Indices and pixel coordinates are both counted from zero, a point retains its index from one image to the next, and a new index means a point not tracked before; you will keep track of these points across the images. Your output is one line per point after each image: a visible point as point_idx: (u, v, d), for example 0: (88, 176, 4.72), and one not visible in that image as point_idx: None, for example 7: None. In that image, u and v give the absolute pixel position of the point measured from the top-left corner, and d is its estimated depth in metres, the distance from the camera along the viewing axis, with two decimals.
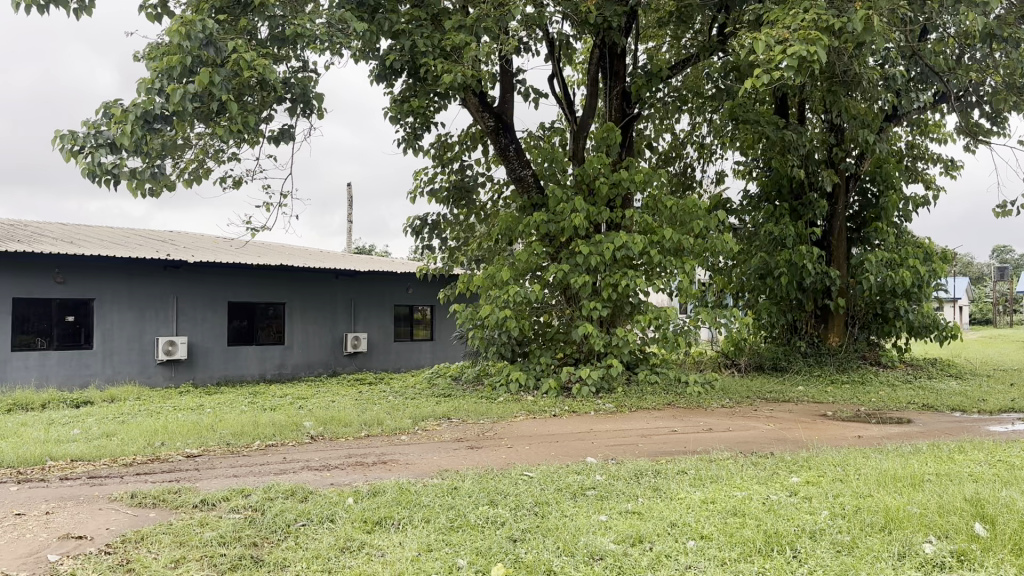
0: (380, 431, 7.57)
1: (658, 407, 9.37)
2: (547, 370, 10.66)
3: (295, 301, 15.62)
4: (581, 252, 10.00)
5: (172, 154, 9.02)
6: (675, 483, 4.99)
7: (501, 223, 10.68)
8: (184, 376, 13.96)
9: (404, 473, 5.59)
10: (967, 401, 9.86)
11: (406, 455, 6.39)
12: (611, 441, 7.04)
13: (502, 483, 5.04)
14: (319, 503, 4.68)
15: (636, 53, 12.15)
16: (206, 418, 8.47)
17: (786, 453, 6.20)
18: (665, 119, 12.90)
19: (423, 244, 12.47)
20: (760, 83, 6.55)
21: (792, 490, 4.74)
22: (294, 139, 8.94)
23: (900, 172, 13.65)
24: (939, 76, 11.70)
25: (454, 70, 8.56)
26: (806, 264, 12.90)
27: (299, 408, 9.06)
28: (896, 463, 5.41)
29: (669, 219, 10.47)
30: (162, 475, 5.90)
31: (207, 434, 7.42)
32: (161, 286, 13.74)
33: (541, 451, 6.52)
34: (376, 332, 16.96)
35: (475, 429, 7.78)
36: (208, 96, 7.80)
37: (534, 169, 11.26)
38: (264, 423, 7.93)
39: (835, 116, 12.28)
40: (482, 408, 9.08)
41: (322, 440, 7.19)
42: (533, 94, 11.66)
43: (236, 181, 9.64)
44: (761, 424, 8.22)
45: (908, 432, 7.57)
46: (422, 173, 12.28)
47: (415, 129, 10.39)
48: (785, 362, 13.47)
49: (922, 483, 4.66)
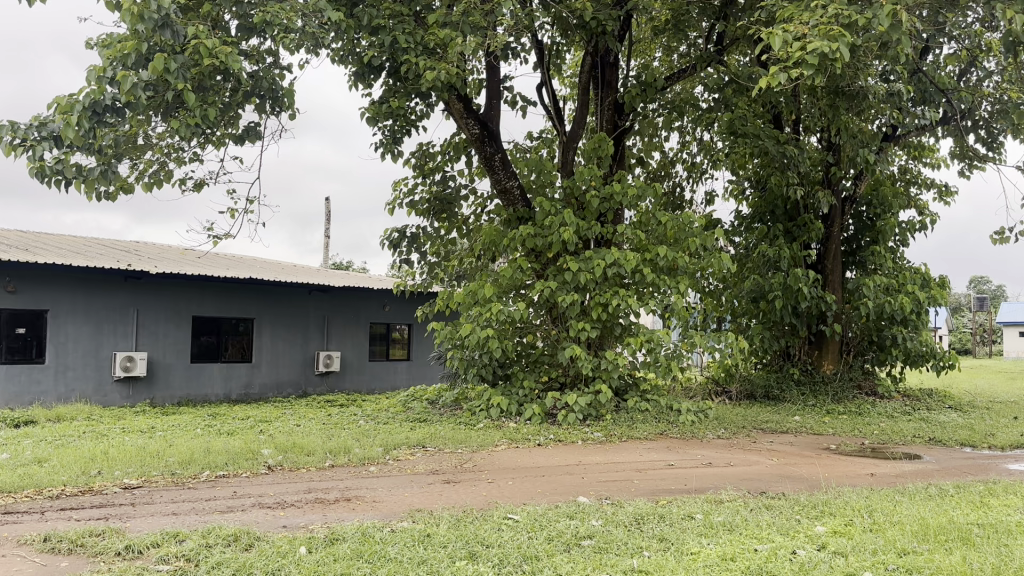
0: (346, 460, 6.82)
1: (651, 438, 8.68)
2: (531, 395, 9.94)
3: (265, 316, 14.82)
4: (570, 268, 9.37)
5: (128, 154, 8.30)
6: (684, 533, 4.31)
7: (485, 236, 10.02)
8: (143, 395, 13.09)
9: (369, 515, 4.86)
10: (975, 435, 9.25)
11: (374, 490, 5.65)
12: (603, 476, 6.35)
13: (483, 530, 4.33)
14: (265, 554, 3.94)
15: (629, 63, 11.61)
16: (154, 443, 7.67)
17: (800, 494, 5.54)
18: (657, 135, 12.34)
19: (401, 258, 11.75)
20: (775, 83, 5.97)
21: (820, 543, 4.08)
22: (261, 138, 8.24)
23: (897, 195, 13.18)
24: (944, 94, 11.02)
25: (437, 67, 7.94)
26: (801, 288, 12.29)
27: (259, 433, 8.27)
28: (931, 510, 4.77)
29: (662, 237, 9.86)
30: (90, 512, 5.11)
31: (150, 462, 6.63)
32: (122, 297, 12.91)
33: (526, 487, 5.82)
34: (350, 351, 16.18)
35: (452, 460, 7.05)
36: (163, 86, 7.09)
37: (521, 180, 10.60)
38: (218, 449, 7.14)
39: (834, 133, 11.77)
40: (461, 435, 8.34)
41: (280, 471, 6.44)
42: (521, 102, 11.05)
43: (199, 184, 8.91)
44: (764, 458, 7.55)
45: (925, 470, 6.92)
46: (401, 184, 11.59)
47: (395, 134, 9.69)
48: (777, 390, 12.87)
49: (971, 538, 4.02)
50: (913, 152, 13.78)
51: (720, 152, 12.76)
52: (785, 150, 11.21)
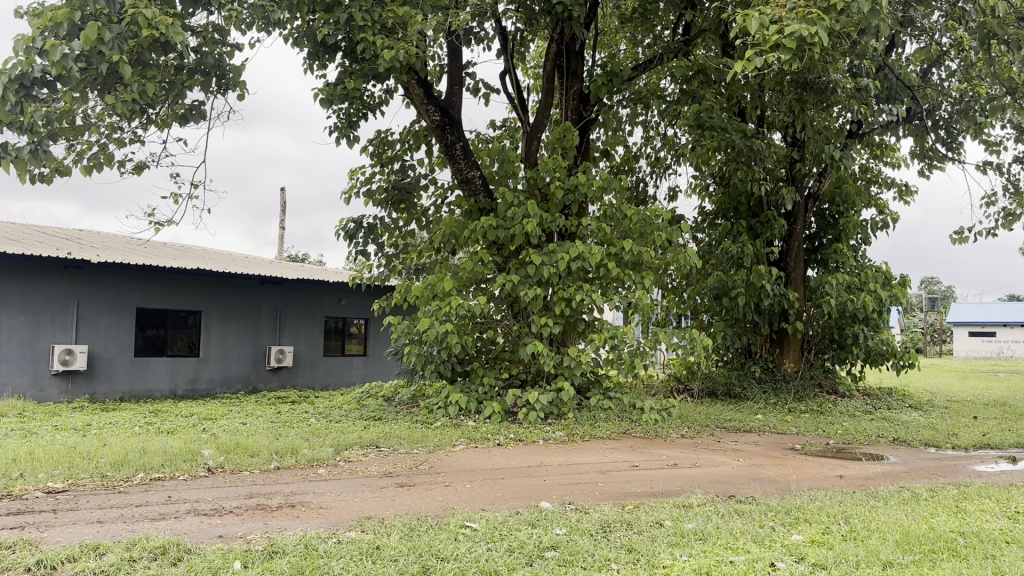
0: (293, 462, 6.42)
1: (613, 437, 8.41)
2: (490, 392, 9.59)
3: (214, 309, 14.23)
4: (533, 262, 9.06)
5: (63, 135, 7.76)
6: (654, 542, 4.03)
7: (445, 227, 9.65)
8: (83, 390, 12.44)
9: (314, 523, 4.48)
10: (939, 436, 9.15)
11: (320, 495, 5.26)
12: (566, 479, 6.04)
13: (438, 540, 3.99)
14: (194, 570, 3.54)
15: (594, 53, 11.34)
16: (87, 442, 7.16)
17: (771, 497, 5.31)
18: (621, 128, 12.09)
19: (357, 250, 11.32)
20: (750, 68, 5.75)
21: (798, 554, 3.82)
22: (206, 118, 7.77)
23: (860, 194, 13.13)
24: (910, 91, 10.94)
25: (396, 46, 7.57)
26: (765, 285, 12.16)
27: (201, 432, 7.79)
28: (908, 516, 4.56)
29: (627, 230, 9.60)
30: (5, 520, 4.64)
31: (80, 464, 6.14)
32: (61, 287, 12.25)
33: (485, 491, 5.50)
34: (303, 345, 15.66)
35: (407, 461, 6.67)
36: (97, 58, 6.58)
37: (483, 171, 10.25)
38: (156, 450, 6.67)
39: (799, 129, 11.64)
40: (417, 434, 7.98)
41: (221, 474, 6.01)
42: (483, 90, 10.69)
43: (139, 166, 8.38)
44: (730, 459, 7.31)
45: (894, 471, 6.75)
46: (358, 172, 11.16)
47: (350, 117, 9.25)
48: (739, 389, 12.74)
49: (957, 548, 3.79)
50: (874, 151, 13.72)
51: (684, 147, 12.57)
52: (754, 144, 11.00)
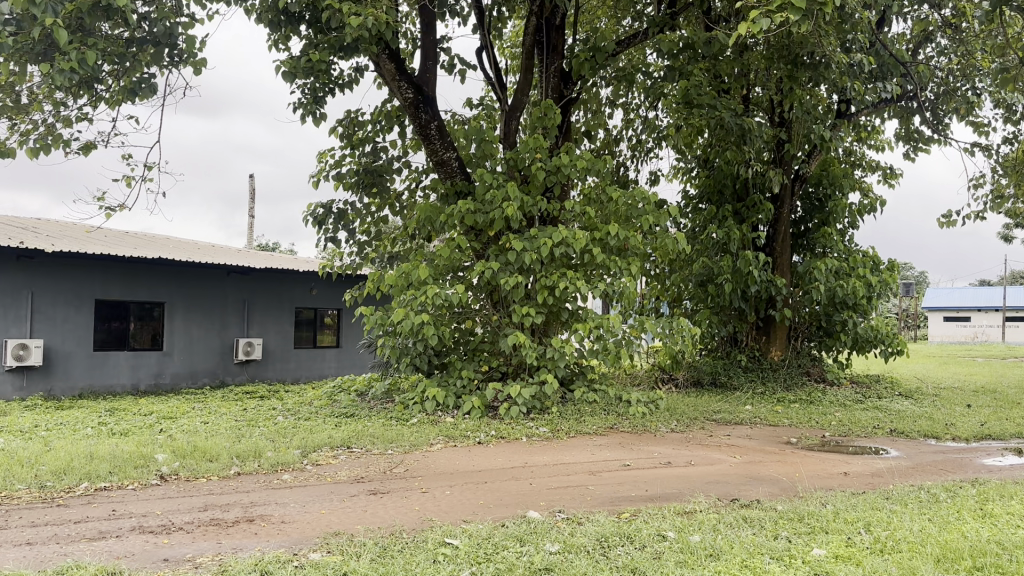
0: (255, 467, 5.87)
1: (600, 433, 7.93)
2: (469, 386, 9.07)
3: (178, 300, 13.55)
4: (514, 248, 8.54)
5: (3, 113, 7.10)
6: (661, 560, 3.56)
7: (420, 212, 9.10)
8: (39, 386, 11.75)
9: (275, 542, 3.98)
10: (937, 426, 8.80)
11: (283, 506, 4.74)
12: (554, 482, 5.56)
13: (414, 563, 3.49)
14: None
15: (575, 30, 10.82)
16: (28, 447, 6.54)
17: (779, 501, 4.87)
18: (603, 110, 11.55)
19: (326, 237, 10.72)
20: (758, 27, 5.44)
21: (826, 572, 3.37)
22: (157, 93, 7.13)
23: (847, 176, 12.76)
24: (905, 67, 10.52)
25: (364, 12, 7.03)
26: (753, 271, 11.74)
27: (156, 433, 7.21)
28: (934, 523, 4.15)
29: (612, 214, 9.14)
30: None
31: (18, 471, 5.55)
32: (13, 278, 11.52)
33: (466, 498, 5.00)
34: (272, 337, 15.04)
35: (381, 464, 6.16)
36: (30, 21, 5.93)
37: (459, 152, 9.69)
38: (104, 455, 6.09)
39: (787, 108, 11.19)
40: (390, 433, 7.45)
41: (174, 482, 5.45)
42: (459, 66, 10.13)
43: (87, 146, 7.74)
44: (727, 455, 6.86)
45: (901, 467, 6.36)
46: (327, 155, 10.55)
47: (316, 93, 8.64)
48: (725, 377, 12.37)
49: (1005, 564, 3.36)
50: (859, 133, 13.32)
51: (667, 129, 12.12)
52: (745, 123, 10.49)
